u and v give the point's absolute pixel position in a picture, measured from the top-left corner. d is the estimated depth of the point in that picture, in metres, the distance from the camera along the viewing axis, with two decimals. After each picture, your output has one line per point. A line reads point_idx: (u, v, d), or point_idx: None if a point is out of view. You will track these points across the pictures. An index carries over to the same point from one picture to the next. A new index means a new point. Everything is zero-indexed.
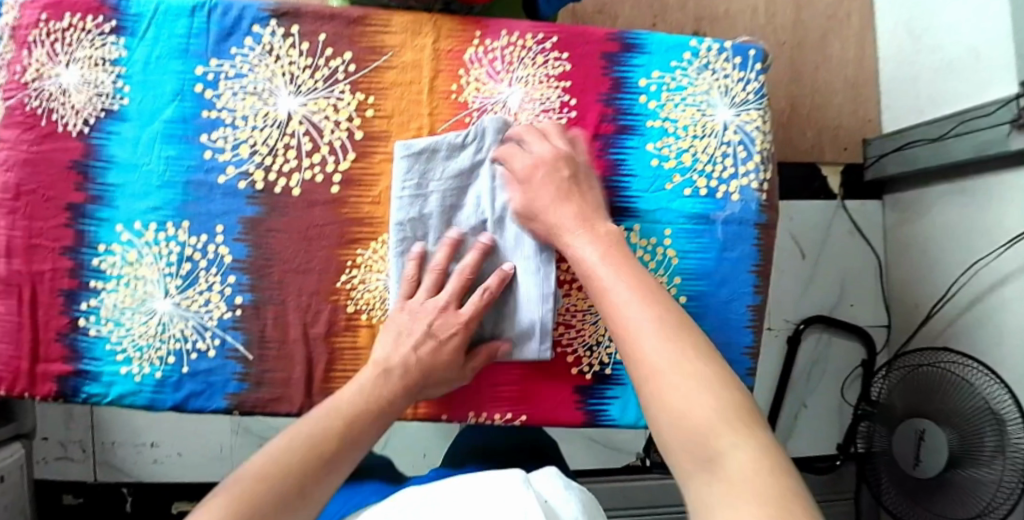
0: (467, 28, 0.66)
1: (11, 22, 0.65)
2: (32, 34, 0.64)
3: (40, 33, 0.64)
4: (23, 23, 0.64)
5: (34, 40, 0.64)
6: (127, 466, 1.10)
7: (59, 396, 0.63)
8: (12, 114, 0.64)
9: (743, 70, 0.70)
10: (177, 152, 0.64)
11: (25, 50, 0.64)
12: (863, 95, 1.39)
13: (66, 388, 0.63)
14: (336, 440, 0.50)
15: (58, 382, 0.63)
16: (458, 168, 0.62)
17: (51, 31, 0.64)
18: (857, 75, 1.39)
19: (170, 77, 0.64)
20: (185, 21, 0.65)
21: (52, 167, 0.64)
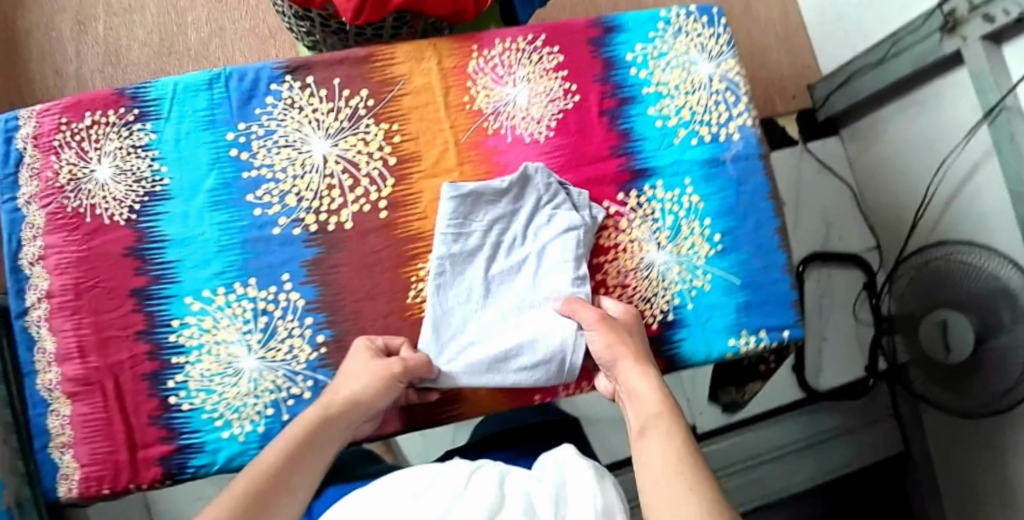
0: (463, 44, 0.72)
1: (32, 132, 0.67)
2: (58, 139, 0.67)
3: (65, 136, 0.67)
4: (43, 130, 0.67)
5: (59, 143, 0.67)
6: None
7: (166, 477, 0.64)
8: (55, 218, 0.66)
9: (711, 26, 0.77)
10: (226, 217, 0.67)
11: (53, 156, 0.67)
12: (797, 44, 1.50)
13: (171, 467, 0.64)
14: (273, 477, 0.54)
15: (161, 464, 0.64)
16: (500, 213, 0.68)
17: (75, 132, 0.67)
18: (787, 29, 1.50)
19: (204, 149, 0.68)
20: (205, 97, 0.69)
21: (107, 257, 0.66)
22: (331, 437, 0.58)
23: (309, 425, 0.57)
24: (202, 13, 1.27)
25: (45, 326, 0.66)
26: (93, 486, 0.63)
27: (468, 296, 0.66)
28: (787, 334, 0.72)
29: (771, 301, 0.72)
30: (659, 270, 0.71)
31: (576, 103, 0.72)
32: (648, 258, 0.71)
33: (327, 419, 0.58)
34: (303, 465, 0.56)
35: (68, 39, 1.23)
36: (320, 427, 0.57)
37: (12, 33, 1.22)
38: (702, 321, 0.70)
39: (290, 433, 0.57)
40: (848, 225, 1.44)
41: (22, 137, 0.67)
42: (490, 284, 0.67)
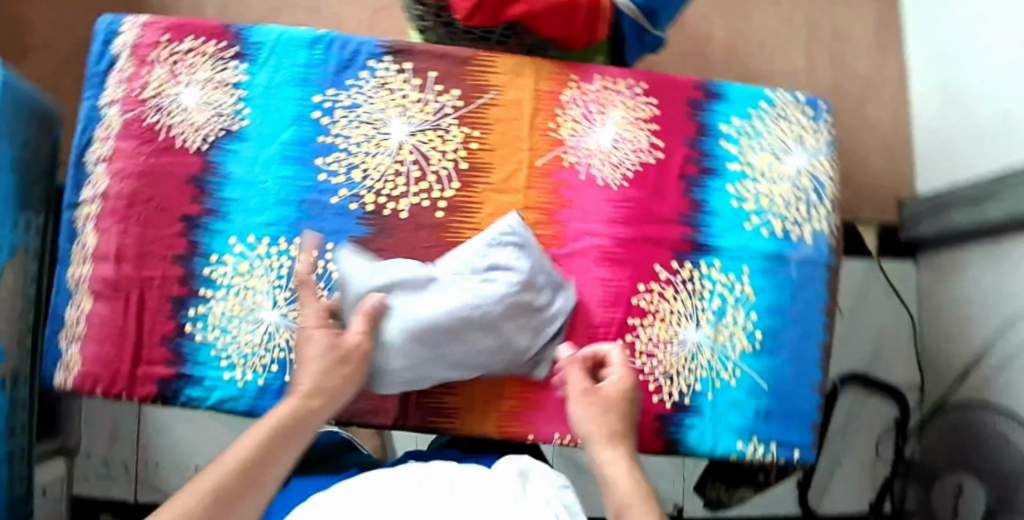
0: (564, 72, 0.72)
1: (133, 40, 0.71)
2: (152, 53, 0.70)
3: (161, 53, 0.70)
4: (145, 42, 0.70)
5: (154, 59, 0.70)
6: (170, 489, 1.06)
7: (158, 398, 0.66)
8: (130, 126, 0.69)
9: (813, 121, 0.76)
10: (291, 173, 0.69)
11: (144, 68, 0.70)
12: (897, 157, 1.33)
13: (167, 390, 0.66)
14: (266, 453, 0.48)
15: (159, 384, 0.65)
16: (508, 282, 0.63)
17: (174, 52, 0.70)
18: (893, 138, 1.34)
19: (290, 103, 0.70)
20: (303, 55, 0.71)
21: (167, 177, 0.68)
22: (291, 446, 0.50)
23: (271, 427, 0.50)
24: None
25: (92, 222, 0.68)
26: (89, 385, 0.65)
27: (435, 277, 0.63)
28: (797, 454, 0.69)
29: (793, 415, 0.69)
30: (690, 349, 0.68)
31: (659, 160, 0.70)
32: (683, 334, 0.69)
33: (286, 427, 0.51)
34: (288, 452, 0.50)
35: None
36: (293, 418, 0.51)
37: None
38: (715, 414, 0.68)
39: (248, 438, 0.49)
40: (893, 358, 1.29)
41: (122, 43, 0.71)
42: (447, 287, 0.62)
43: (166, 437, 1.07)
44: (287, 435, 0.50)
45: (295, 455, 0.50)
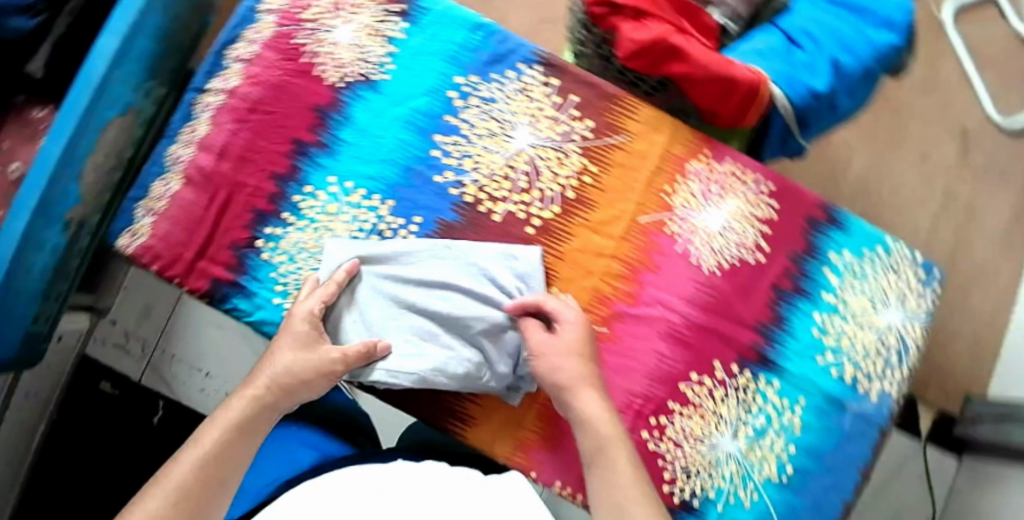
0: (699, 143, 0.70)
1: None
2: None
3: None
4: None
5: None
6: (174, 383, 1.09)
7: (206, 295, 0.67)
8: (280, 41, 0.71)
9: (922, 284, 0.73)
10: (409, 138, 0.70)
11: None
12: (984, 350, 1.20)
13: (217, 292, 0.67)
14: (232, 439, 0.56)
15: (213, 284, 0.67)
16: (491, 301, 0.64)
17: None
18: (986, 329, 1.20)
19: (432, 74, 0.71)
20: (461, 33, 0.71)
21: (295, 98, 0.70)
22: (248, 440, 0.57)
23: (229, 426, 0.56)
24: None
25: (207, 113, 0.70)
26: (144, 260, 0.67)
27: (428, 273, 0.64)
28: None
29: None
30: (718, 456, 0.66)
31: (758, 263, 0.69)
32: (716, 437, 0.66)
33: (239, 423, 0.57)
34: (255, 429, 0.58)
35: None
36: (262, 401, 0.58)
37: None
38: None
39: (206, 438, 0.55)
40: None
41: None
42: (438, 287, 0.64)
43: (190, 335, 1.11)
44: (245, 432, 0.57)
45: (251, 451, 0.57)
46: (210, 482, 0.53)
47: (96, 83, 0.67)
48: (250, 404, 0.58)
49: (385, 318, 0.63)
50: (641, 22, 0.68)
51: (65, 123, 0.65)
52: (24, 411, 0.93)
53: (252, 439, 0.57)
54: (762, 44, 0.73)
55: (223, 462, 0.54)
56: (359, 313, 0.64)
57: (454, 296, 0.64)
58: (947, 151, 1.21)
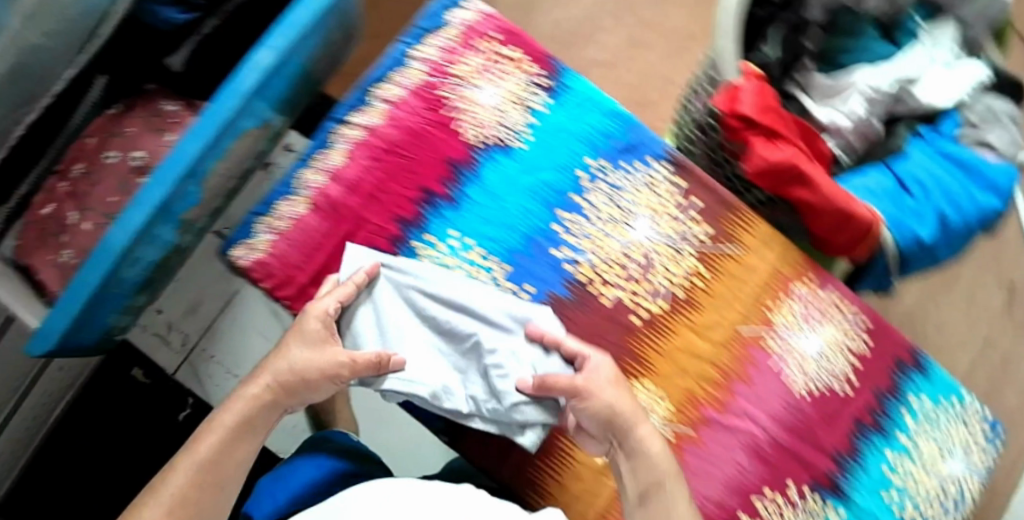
0: (806, 267, 0.72)
1: (468, 20, 0.75)
2: (478, 41, 0.74)
3: (486, 46, 0.74)
4: (478, 27, 0.75)
5: (477, 46, 0.74)
6: (208, 386, 1.08)
7: None
8: (425, 90, 0.73)
9: (986, 441, 0.75)
10: (534, 208, 0.71)
11: (465, 50, 0.74)
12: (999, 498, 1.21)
13: None
14: (225, 440, 0.57)
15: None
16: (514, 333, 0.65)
17: (494, 50, 0.74)
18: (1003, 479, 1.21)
19: (565, 151, 0.72)
20: (599, 117, 0.73)
21: (430, 148, 0.72)
22: (249, 437, 0.58)
23: (229, 427, 0.57)
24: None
25: (343, 143, 0.72)
26: (257, 276, 0.68)
27: (456, 296, 0.65)
28: None
29: None
30: None
31: (845, 393, 0.71)
32: None
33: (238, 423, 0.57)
34: (251, 431, 0.58)
35: None
36: (258, 401, 0.58)
37: None
38: None
39: (204, 440, 0.56)
40: None
41: (458, 18, 0.75)
42: (461, 310, 0.65)
43: (235, 343, 1.09)
44: (245, 430, 0.58)
45: (254, 446, 0.58)
46: (209, 488, 0.55)
47: (243, 93, 0.66)
48: (247, 402, 0.58)
49: (398, 328, 0.64)
50: (779, 144, 0.71)
51: (207, 127, 0.64)
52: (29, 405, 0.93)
53: (251, 437, 0.58)
54: (875, 182, 0.77)
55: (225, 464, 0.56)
56: (376, 314, 0.64)
57: (469, 320, 0.65)
58: (993, 298, 1.25)
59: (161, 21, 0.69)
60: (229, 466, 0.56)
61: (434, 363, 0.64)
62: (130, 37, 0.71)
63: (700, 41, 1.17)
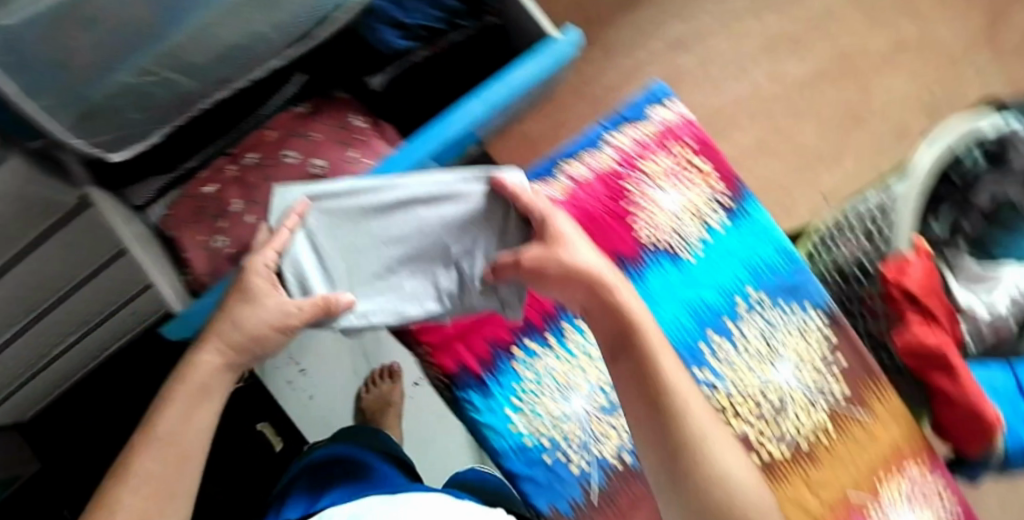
0: (924, 451, 0.74)
1: (668, 119, 0.74)
2: (673, 144, 0.74)
3: (678, 150, 0.74)
4: (675, 129, 0.74)
5: (670, 148, 0.74)
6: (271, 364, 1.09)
7: (449, 377, 0.70)
8: (610, 179, 0.73)
9: None
10: (688, 324, 0.71)
11: (658, 148, 0.74)
12: None
13: (459, 379, 0.70)
14: (180, 410, 0.53)
15: (460, 369, 0.70)
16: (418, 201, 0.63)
17: (687, 157, 0.74)
18: None
19: (730, 275, 0.72)
20: (769, 252, 0.74)
21: (602, 236, 0.72)
22: (207, 400, 0.54)
23: (186, 396, 0.53)
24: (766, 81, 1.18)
25: None
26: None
27: (390, 189, 0.62)
28: None
29: None
30: None
31: None
32: None
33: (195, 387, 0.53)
34: (204, 397, 0.54)
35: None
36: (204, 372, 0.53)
37: None
38: None
39: (162, 418, 0.52)
40: None
41: (659, 114, 0.74)
42: (398, 206, 0.63)
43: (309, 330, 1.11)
44: (202, 393, 0.54)
45: (215, 408, 0.54)
46: (175, 460, 0.51)
47: (447, 137, 0.67)
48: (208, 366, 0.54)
49: (351, 262, 0.62)
50: (930, 325, 0.74)
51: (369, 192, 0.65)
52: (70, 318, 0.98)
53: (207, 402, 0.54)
54: (1000, 380, 0.78)
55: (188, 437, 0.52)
56: (336, 264, 0.61)
57: (386, 201, 0.62)
58: None
59: (382, 42, 0.69)
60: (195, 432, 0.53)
61: (393, 301, 0.62)
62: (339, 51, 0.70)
63: (828, 165, 1.19)
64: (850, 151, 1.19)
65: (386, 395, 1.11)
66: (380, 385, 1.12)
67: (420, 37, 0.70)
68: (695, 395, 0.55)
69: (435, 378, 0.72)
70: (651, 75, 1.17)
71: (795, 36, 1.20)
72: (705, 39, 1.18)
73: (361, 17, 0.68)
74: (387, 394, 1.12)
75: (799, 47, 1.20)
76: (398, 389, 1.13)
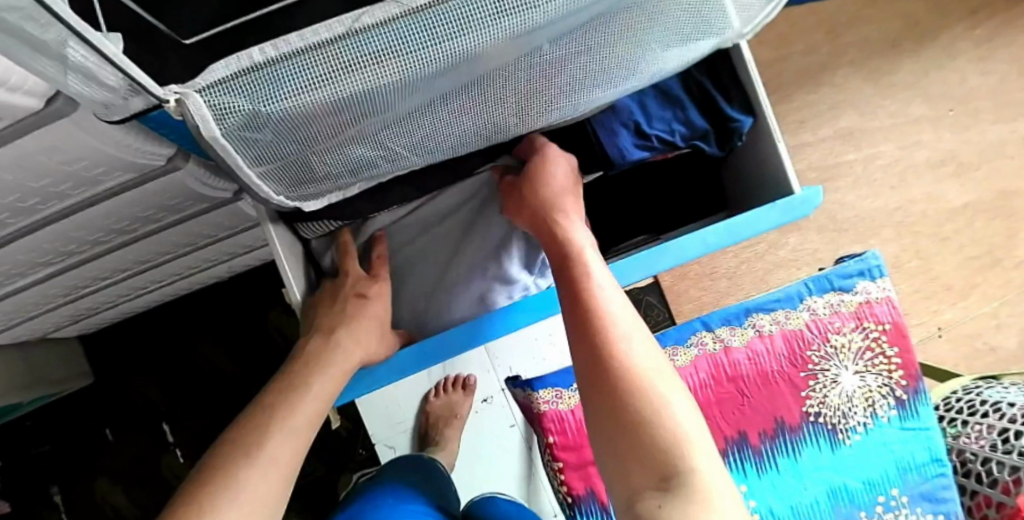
0: None
1: (871, 296, 0.71)
2: (869, 322, 0.71)
3: (872, 330, 0.71)
4: (876, 307, 0.71)
5: (865, 326, 0.71)
6: None
7: (574, 497, 0.67)
8: (795, 340, 0.70)
9: None
10: (823, 507, 0.68)
11: (853, 323, 0.70)
12: None
13: (584, 502, 0.67)
14: (288, 408, 0.55)
15: (588, 493, 0.67)
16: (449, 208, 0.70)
17: (879, 340, 0.71)
18: None
19: (877, 469, 0.70)
20: (924, 459, 0.70)
21: (769, 399, 0.69)
22: (313, 404, 0.56)
23: (303, 398, 0.56)
24: (914, 201, 1.17)
25: (696, 348, 0.70)
26: (550, 427, 0.67)
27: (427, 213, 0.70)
28: None
29: None
30: None
31: None
32: None
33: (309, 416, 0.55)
34: (309, 400, 0.56)
35: (862, 91, 1.16)
36: (318, 384, 0.57)
37: (854, 25, 1.15)
38: None
39: (274, 418, 0.54)
40: None
41: (864, 288, 0.71)
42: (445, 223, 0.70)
43: None
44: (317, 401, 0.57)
45: (317, 412, 0.56)
46: (273, 466, 0.52)
47: (656, 268, 0.64)
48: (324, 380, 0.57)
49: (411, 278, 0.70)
50: None
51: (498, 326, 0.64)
52: (170, 273, 0.92)
53: (310, 409, 0.56)
54: None
55: (300, 436, 0.54)
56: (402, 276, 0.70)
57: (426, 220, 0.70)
58: None
59: (616, 146, 0.64)
60: (296, 441, 0.54)
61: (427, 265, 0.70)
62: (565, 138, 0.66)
63: (953, 297, 1.18)
64: (978, 289, 1.18)
65: (454, 406, 0.97)
66: (451, 393, 0.98)
67: (656, 148, 0.65)
68: (672, 389, 0.47)
69: (557, 491, 0.68)
70: (810, 156, 1.15)
71: (963, 159, 1.18)
72: (875, 137, 1.16)
73: (602, 113, 0.64)
74: (456, 405, 0.98)
75: (963, 173, 1.18)
76: (469, 403, 0.98)
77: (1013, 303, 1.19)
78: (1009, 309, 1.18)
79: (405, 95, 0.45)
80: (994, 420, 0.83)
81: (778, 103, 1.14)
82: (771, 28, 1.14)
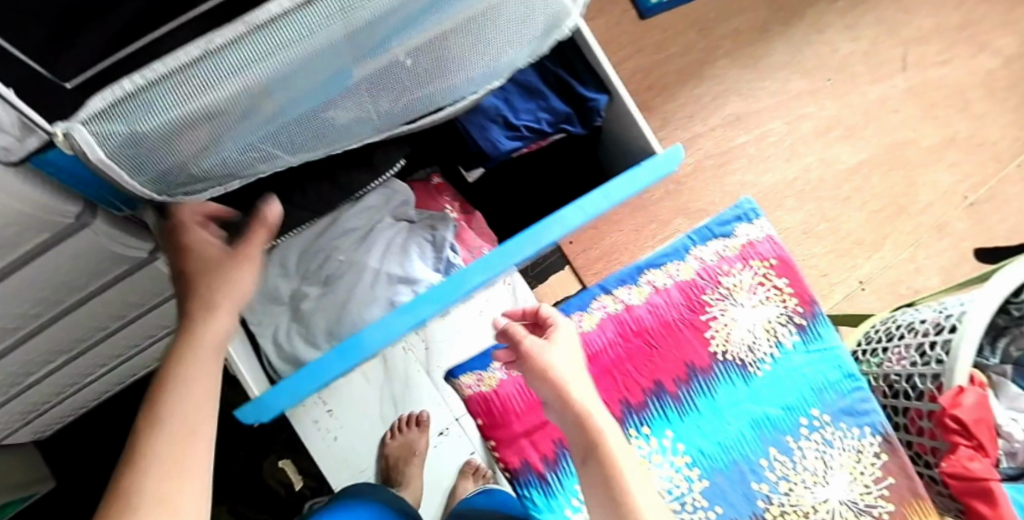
0: None
1: (751, 237, 0.77)
2: (755, 260, 0.77)
3: (760, 266, 0.77)
4: (758, 245, 0.77)
5: (752, 264, 0.77)
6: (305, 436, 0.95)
7: (511, 471, 0.69)
8: (691, 287, 0.76)
9: None
10: (749, 436, 0.72)
11: (740, 263, 0.76)
12: None
13: (522, 475, 0.69)
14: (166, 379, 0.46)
15: (524, 466, 0.69)
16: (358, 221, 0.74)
17: (769, 273, 0.77)
18: None
19: (793, 393, 0.74)
20: (837, 376, 0.75)
21: (678, 346, 0.74)
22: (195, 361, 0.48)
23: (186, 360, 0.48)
24: (811, 168, 1.26)
25: (600, 312, 0.75)
26: (476, 410, 0.71)
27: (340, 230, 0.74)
28: None
29: None
30: None
31: None
32: None
33: (206, 356, 0.49)
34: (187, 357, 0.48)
35: (742, 78, 1.27)
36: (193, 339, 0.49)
37: (721, 22, 1.27)
38: None
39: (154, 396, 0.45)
40: None
41: (744, 232, 0.78)
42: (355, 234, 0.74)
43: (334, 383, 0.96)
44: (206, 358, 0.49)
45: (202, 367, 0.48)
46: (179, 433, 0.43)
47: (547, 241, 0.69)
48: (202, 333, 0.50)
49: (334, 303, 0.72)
50: (979, 454, 0.75)
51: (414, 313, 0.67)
52: (113, 350, 0.95)
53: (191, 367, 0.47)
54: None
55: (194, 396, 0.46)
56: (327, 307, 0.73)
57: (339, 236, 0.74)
58: None
59: (489, 140, 0.72)
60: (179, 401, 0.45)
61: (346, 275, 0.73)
62: (446, 140, 0.74)
63: (868, 250, 1.25)
64: (890, 238, 1.26)
65: (412, 444, 0.98)
66: (406, 432, 0.99)
67: (527, 136, 0.73)
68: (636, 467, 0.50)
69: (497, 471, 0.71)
70: (705, 145, 1.24)
71: (848, 122, 1.28)
72: (762, 118, 1.26)
73: (469, 114, 0.71)
74: (413, 442, 0.98)
75: (851, 135, 1.28)
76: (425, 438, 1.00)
77: (927, 245, 1.26)
78: (923, 251, 1.26)
79: (281, 97, 0.48)
80: (910, 339, 0.88)
81: (665, 101, 1.24)
82: (645, 39, 1.25)
